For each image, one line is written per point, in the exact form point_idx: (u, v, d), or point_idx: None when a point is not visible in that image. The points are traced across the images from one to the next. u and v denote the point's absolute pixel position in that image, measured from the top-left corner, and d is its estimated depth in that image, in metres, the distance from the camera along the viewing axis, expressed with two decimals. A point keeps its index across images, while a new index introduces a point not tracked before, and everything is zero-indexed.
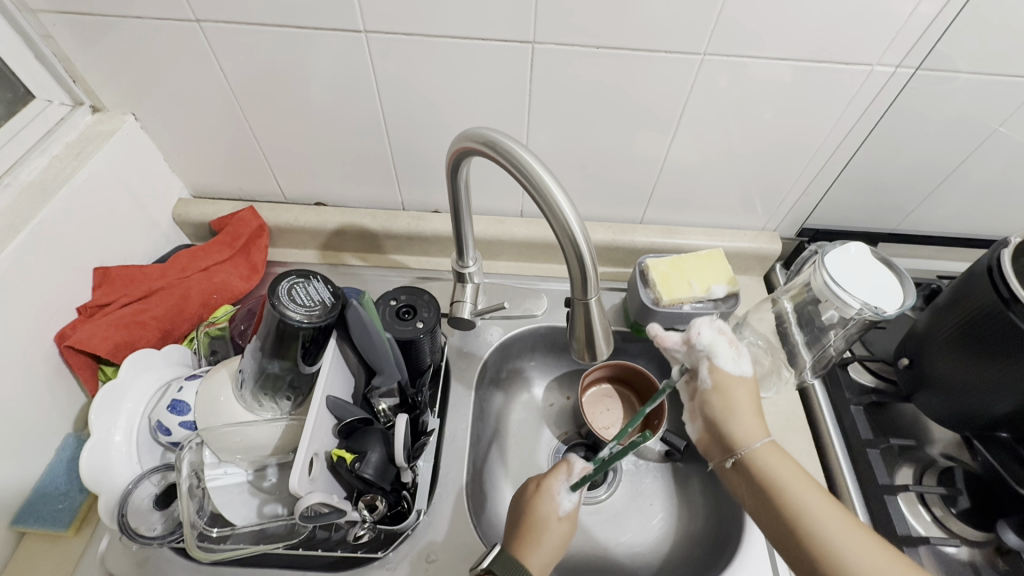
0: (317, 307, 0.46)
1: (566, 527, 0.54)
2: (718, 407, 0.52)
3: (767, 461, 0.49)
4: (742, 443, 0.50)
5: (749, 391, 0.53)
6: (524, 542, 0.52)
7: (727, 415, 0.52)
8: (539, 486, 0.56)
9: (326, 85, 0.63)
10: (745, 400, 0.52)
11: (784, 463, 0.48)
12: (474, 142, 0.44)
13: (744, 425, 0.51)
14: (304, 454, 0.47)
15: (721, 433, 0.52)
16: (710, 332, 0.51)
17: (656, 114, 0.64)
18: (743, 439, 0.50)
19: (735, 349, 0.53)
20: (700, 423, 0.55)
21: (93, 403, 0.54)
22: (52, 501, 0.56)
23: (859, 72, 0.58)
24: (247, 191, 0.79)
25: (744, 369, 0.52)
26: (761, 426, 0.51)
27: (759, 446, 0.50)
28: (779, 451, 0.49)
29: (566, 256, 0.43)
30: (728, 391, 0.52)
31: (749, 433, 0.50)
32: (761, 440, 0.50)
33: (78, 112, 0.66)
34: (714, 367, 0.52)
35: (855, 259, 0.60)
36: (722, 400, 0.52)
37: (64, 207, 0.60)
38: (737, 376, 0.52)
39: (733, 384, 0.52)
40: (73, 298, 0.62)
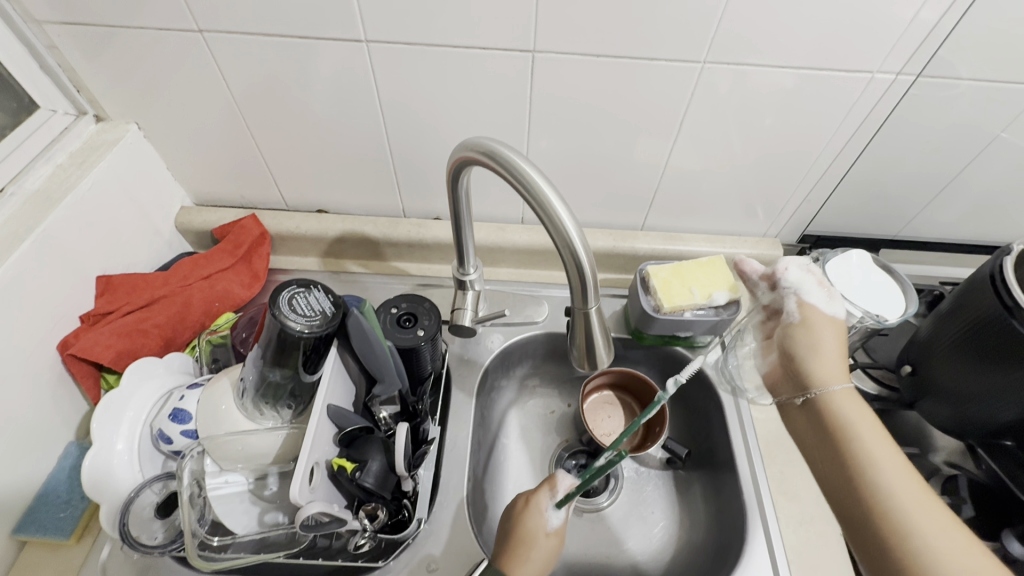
0: (318, 316, 0.47)
1: (553, 544, 0.55)
2: (801, 339, 0.54)
3: (839, 401, 0.49)
4: (820, 381, 0.51)
5: (837, 332, 0.54)
6: (513, 556, 0.52)
7: (814, 353, 0.53)
8: (527, 502, 0.57)
9: (330, 93, 0.63)
10: (830, 342, 0.53)
11: (852, 407, 0.49)
12: (474, 152, 0.44)
13: (822, 365, 0.52)
14: (304, 463, 0.47)
15: (797, 366, 0.54)
16: (797, 272, 0.56)
17: (656, 121, 0.64)
18: (820, 376, 0.51)
19: (825, 292, 0.56)
20: (773, 356, 0.58)
21: (95, 412, 0.54)
22: (54, 510, 0.56)
23: (859, 79, 0.58)
24: (249, 199, 0.80)
25: (836, 312, 0.55)
26: (845, 372, 0.51)
27: (836, 390, 0.50)
28: (852, 394, 0.50)
29: (566, 265, 0.43)
30: (818, 328, 0.54)
31: (830, 375, 0.51)
32: (840, 383, 0.50)
33: (82, 121, 0.66)
34: (804, 303, 0.54)
35: (857, 266, 0.60)
36: (801, 333, 0.54)
37: (67, 216, 0.60)
38: (827, 317, 0.54)
39: (824, 327, 0.54)
40: (76, 306, 0.62)
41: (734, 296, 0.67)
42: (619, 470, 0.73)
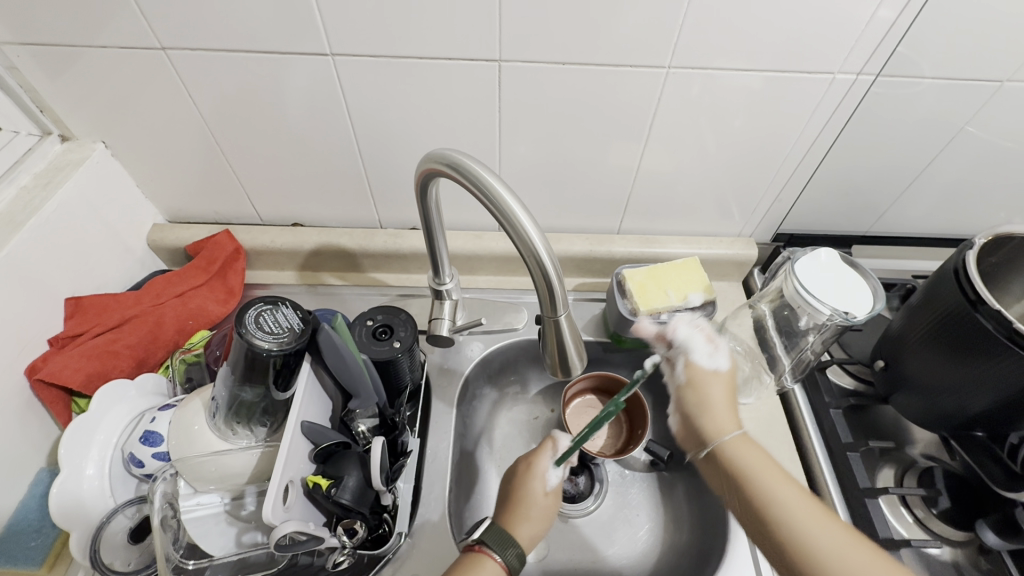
0: (286, 334, 0.46)
1: (552, 503, 0.55)
2: (691, 402, 0.53)
3: (733, 450, 0.49)
4: (712, 435, 0.50)
5: (725, 387, 0.53)
6: (514, 516, 0.53)
7: (701, 412, 0.52)
8: (528, 464, 0.57)
9: (299, 106, 0.63)
10: (720, 399, 0.52)
11: (750, 452, 0.48)
12: (439, 163, 0.44)
13: (715, 419, 0.51)
14: (278, 482, 0.46)
15: (692, 423, 0.53)
16: (685, 328, 0.55)
17: (625, 126, 0.64)
18: (715, 428, 0.50)
19: (710, 345, 0.54)
20: (674, 415, 0.55)
21: (64, 436, 0.53)
22: (24, 539, 0.55)
23: (821, 80, 0.59)
24: (222, 214, 0.79)
25: (718, 364, 0.54)
26: (733, 419, 0.51)
27: (730, 439, 0.50)
28: (747, 443, 0.49)
29: (532, 275, 0.43)
30: (703, 386, 0.53)
31: (721, 425, 0.50)
32: (731, 433, 0.50)
33: (47, 142, 0.65)
34: (690, 362, 0.54)
35: (827, 263, 0.61)
36: (693, 396, 0.53)
37: (31, 238, 0.59)
38: (711, 372, 0.53)
39: (710, 381, 0.53)
40: (44, 330, 0.61)
41: (709, 297, 0.67)
42: (604, 474, 0.72)
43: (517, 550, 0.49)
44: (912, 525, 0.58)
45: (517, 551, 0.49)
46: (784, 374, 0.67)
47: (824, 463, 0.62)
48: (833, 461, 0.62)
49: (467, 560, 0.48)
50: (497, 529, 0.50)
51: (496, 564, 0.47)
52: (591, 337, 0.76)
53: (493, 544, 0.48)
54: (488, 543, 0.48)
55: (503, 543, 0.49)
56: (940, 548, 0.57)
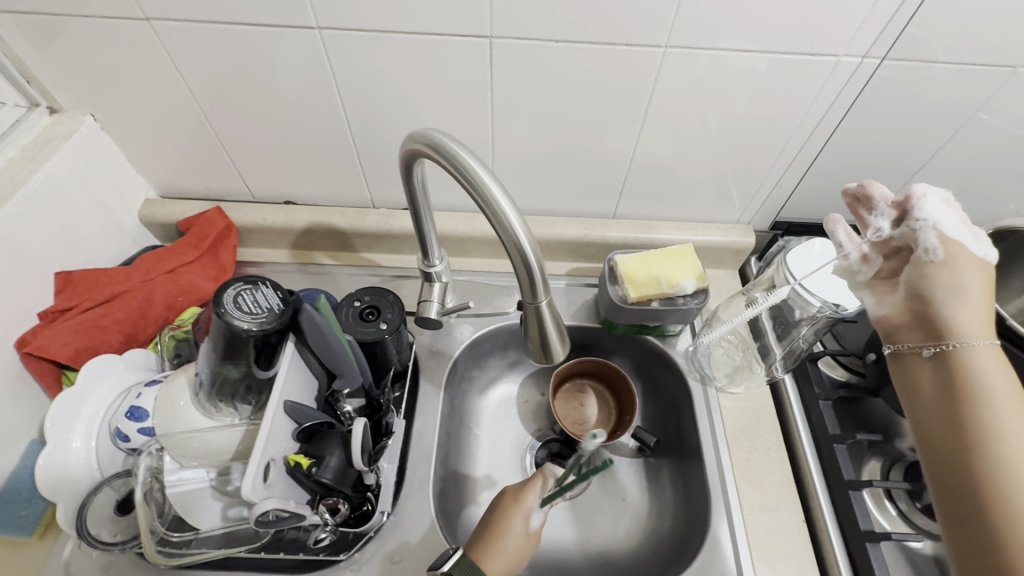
0: (265, 314, 0.45)
1: (529, 545, 0.56)
2: (943, 286, 0.45)
3: (982, 362, 0.41)
4: (961, 334, 0.42)
5: (984, 279, 0.45)
6: (488, 549, 0.53)
7: (955, 298, 0.44)
8: (519, 496, 0.57)
9: (289, 81, 0.62)
10: (977, 284, 0.44)
11: (998, 370, 0.41)
12: (421, 143, 0.43)
13: (968, 313, 0.43)
14: (259, 459, 0.46)
15: (931, 313, 0.44)
16: (938, 199, 0.47)
17: (621, 107, 0.62)
18: (965, 326, 0.42)
19: (971, 230, 0.46)
20: (895, 297, 0.48)
21: (50, 410, 0.53)
22: (14, 508, 0.56)
23: (825, 63, 0.57)
24: (214, 190, 0.78)
25: (985, 254, 0.45)
26: (991, 326, 0.42)
27: (979, 345, 0.42)
28: (999, 356, 0.42)
29: (513, 262, 0.42)
30: (967, 277, 0.44)
31: (981, 325, 0.42)
32: (985, 340, 0.42)
33: (35, 114, 0.65)
34: (947, 238, 0.45)
35: (949, 201, 0.48)
36: (948, 280, 0.44)
37: (19, 211, 0.59)
38: (972, 255, 0.45)
39: (972, 267, 0.44)
40: (34, 303, 0.61)
41: (701, 285, 0.66)
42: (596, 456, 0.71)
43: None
44: (895, 518, 0.59)
45: None
46: (774, 363, 0.67)
47: (810, 455, 0.62)
48: (820, 453, 0.62)
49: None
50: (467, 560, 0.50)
51: None
52: (582, 322, 0.76)
53: None
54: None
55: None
56: (923, 543, 0.57)
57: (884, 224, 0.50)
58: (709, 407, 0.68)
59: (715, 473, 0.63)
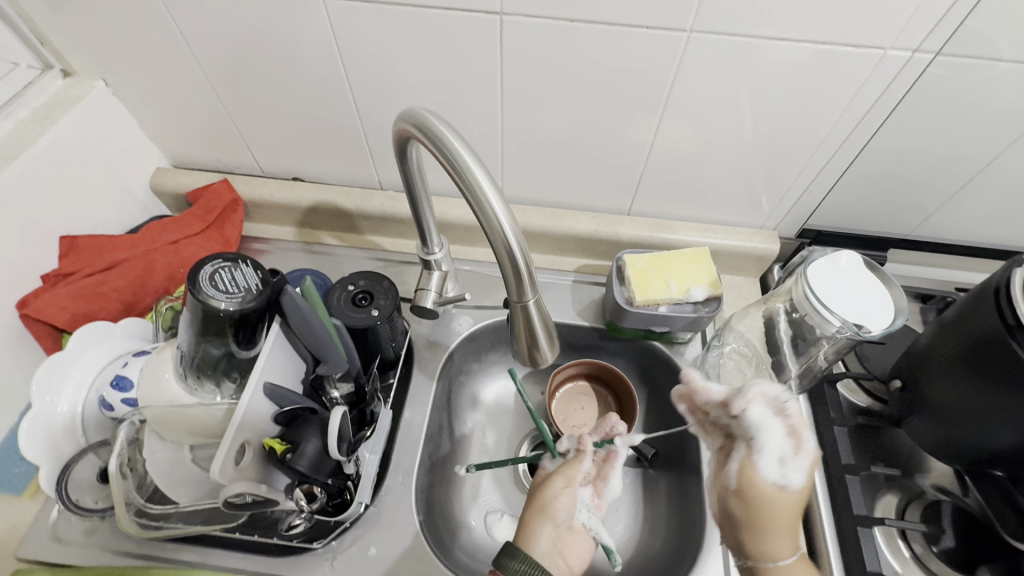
0: (242, 293, 0.44)
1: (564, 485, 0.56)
2: (739, 513, 0.48)
3: None
4: (763, 556, 0.48)
5: (784, 505, 0.47)
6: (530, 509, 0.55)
7: (748, 528, 0.48)
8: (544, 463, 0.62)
9: (294, 54, 0.60)
10: (771, 520, 0.47)
11: None
12: (408, 124, 0.41)
13: (779, 542, 0.47)
14: (231, 442, 0.45)
15: (733, 530, 0.49)
16: (762, 412, 0.46)
17: (640, 96, 0.58)
18: (768, 552, 0.48)
19: (793, 445, 0.46)
20: (711, 497, 0.52)
21: (37, 372, 0.53)
22: (9, 465, 0.58)
23: (869, 56, 0.51)
24: (224, 163, 0.77)
25: (789, 481, 0.46)
26: (790, 543, 0.48)
27: (782, 567, 0.47)
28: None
29: (498, 256, 0.40)
30: (767, 505, 0.47)
31: (779, 547, 0.47)
32: (788, 558, 0.48)
33: (47, 76, 0.65)
34: (748, 463, 0.47)
35: (782, 407, 0.47)
36: (744, 510, 0.48)
37: (24, 172, 0.59)
38: (773, 487, 0.46)
39: (769, 497, 0.47)
40: (37, 266, 0.62)
41: (714, 293, 0.62)
42: None
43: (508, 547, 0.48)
44: (907, 560, 0.53)
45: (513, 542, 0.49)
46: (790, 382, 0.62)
47: (819, 484, 0.57)
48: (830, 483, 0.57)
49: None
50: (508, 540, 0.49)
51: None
52: (586, 322, 0.72)
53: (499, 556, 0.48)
54: (498, 563, 0.47)
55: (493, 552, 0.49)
56: None
57: (716, 415, 0.51)
58: None
59: None
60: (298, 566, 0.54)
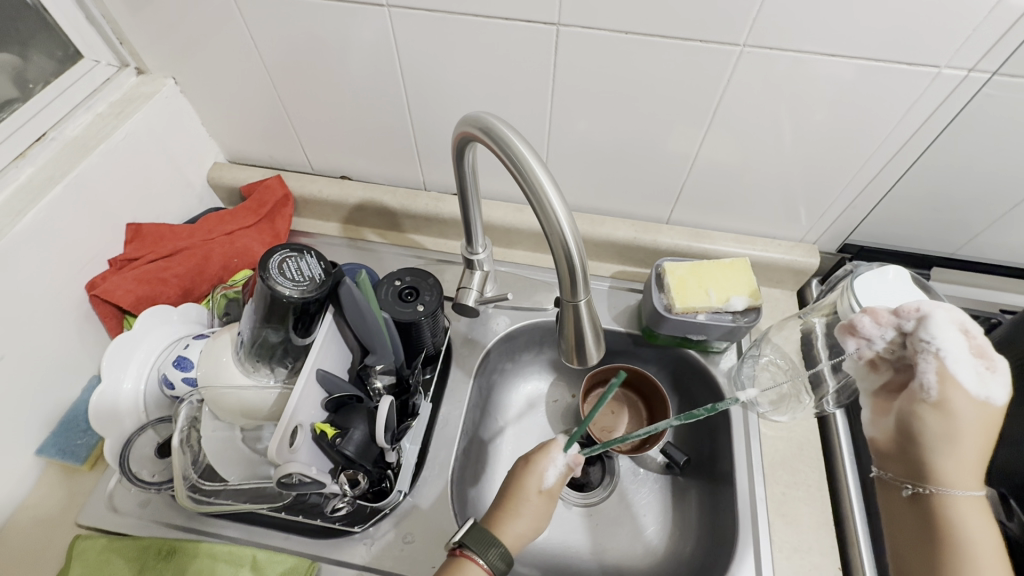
0: (307, 282, 0.47)
1: (544, 504, 0.54)
2: (924, 428, 0.44)
3: (965, 514, 0.42)
4: (944, 481, 0.43)
5: (982, 426, 0.42)
6: (505, 511, 0.53)
7: (944, 449, 0.43)
8: (527, 462, 0.56)
9: (354, 58, 0.63)
10: (971, 440, 0.42)
11: (981, 526, 0.42)
12: (473, 127, 0.43)
13: (960, 466, 0.42)
14: (287, 423, 0.48)
15: (917, 454, 0.44)
16: (945, 320, 0.43)
17: (688, 107, 0.59)
18: (954, 480, 0.42)
19: (986, 365, 0.42)
20: (889, 421, 0.47)
21: (108, 349, 0.58)
22: (73, 437, 0.61)
23: (923, 74, 0.51)
24: (277, 160, 0.81)
25: (991, 395, 0.42)
26: (979, 473, 0.43)
27: (964, 496, 0.42)
28: (985, 510, 0.43)
29: (555, 254, 0.42)
30: (961, 419, 0.42)
31: (972, 476, 0.42)
32: (972, 490, 0.42)
33: (123, 73, 0.69)
34: (942, 374, 0.43)
35: (964, 326, 0.44)
36: (940, 429, 0.43)
37: (100, 162, 0.63)
38: (974, 401, 0.42)
39: (968, 412, 0.42)
40: (106, 251, 0.66)
41: (753, 302, 0.62)
42: (615, 465, 0.71)
43: (501, 550, 0.49)
44: None
45: (497, 549, 0.49)
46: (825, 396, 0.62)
47: (855, 499, 0.58)
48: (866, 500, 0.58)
49: (451, 565, 0.48)
50: (480, 528, 0.50)
51: (479, 568, 0.48)
52: (621, 328, 0.73)
53: (477, 548, 0.48)
54: (485, 557, 0.48)
55: (484, 544, 0.49)
56: None
57: (882, 341, 0.48)
58: (749, 434, 0.64)
59: (746, 502, 0.60)
60: (339, 549, 0.56)
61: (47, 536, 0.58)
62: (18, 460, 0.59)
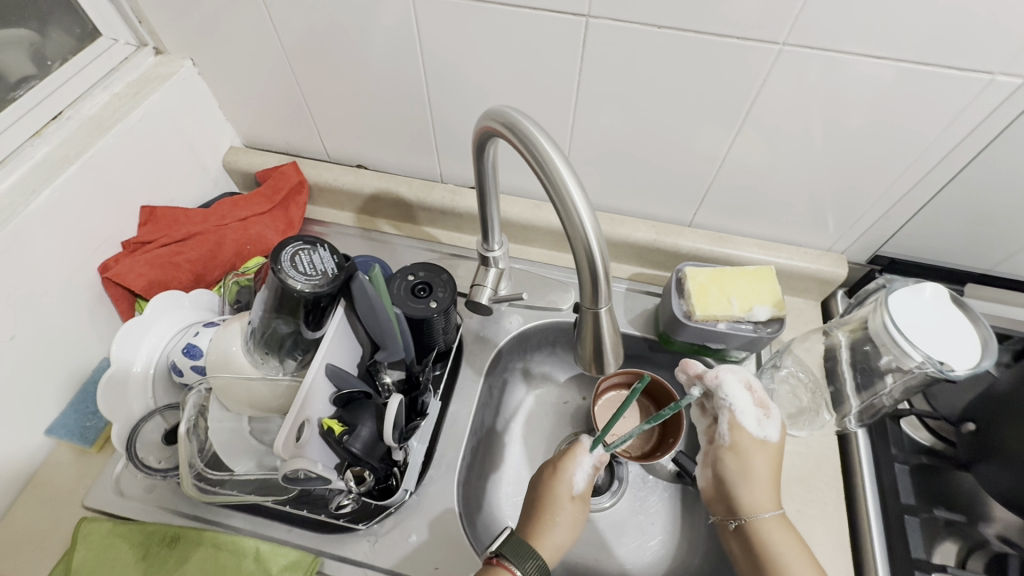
0: (319, 277, 0.46)
1: (579, 510, 0.54)
2: (731, 470, 0.53)
3: (771, 532, 0.50)
4: (749, 510, 0.51)
5: (768, 458, 0.53)
6: (539, 522, 0.53)
7: (742, 481, 0.52)
8: (554, 469, 0.56)
9: (375, 45, 0.61)
10: (762, 470, 0.52)
11: (787, 540, 0.50)
12: (496, 122, 0.42)
13: (757, 493, 0.51)
14: (294, 418, 0.47)
15: (730, 492, 0.52)
16: (730, 378, 0.54)
17: (719, 107, 0.57)
18: (753, 505, 0.51)
19: (762, 411, 0.53)
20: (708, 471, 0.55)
21: (118, 333, 0.57)
22: (82, 418, 0.61)
23: (974, 81, 0.48)
24: (293, 146, 0.80)
25: (767, 435, 0.53)
26: (773, 495, 0.52)
27: (767, 517, 0.50)
28: (787, 530, 0.51)
29: (577, 257, 0.40)
30: (748, 454, 0.52)
31: (768, 499, 0.51)
32: (769, 512, 0.51)
33: (142, 53, 0.68)
34: (735, 424, 0.53)
35: (746, 383, 0.55)
36: (734, 466, 0.53)
37: (116, 143, 0.62)
38: (757, 441, 0.53)
39: (754, 451, 0.53)
40: (119, 233, 0.65)
41: (777, 313, 0.60)
42: (624, 472, 0.70)
43: (538, 561, 0.48)
44: None
45: (535, 562, 0.47)
46: (848, 415, 0.59)
47: (875, 520, 0.55)
48: (886, 522, 0.55)
49: (487, 573, 0.47)
50: (516, 540, 0.48)
51: None
52: (637, 332, 0.71)
53: (512, 557, 0.47)
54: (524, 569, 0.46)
55: (522, 555, 0.47)
56: None
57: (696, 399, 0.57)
58: None
59: None
60: (342, 544, 0.56)
61: (53, 517, 0.58)
62: (28, 440, 0.59)
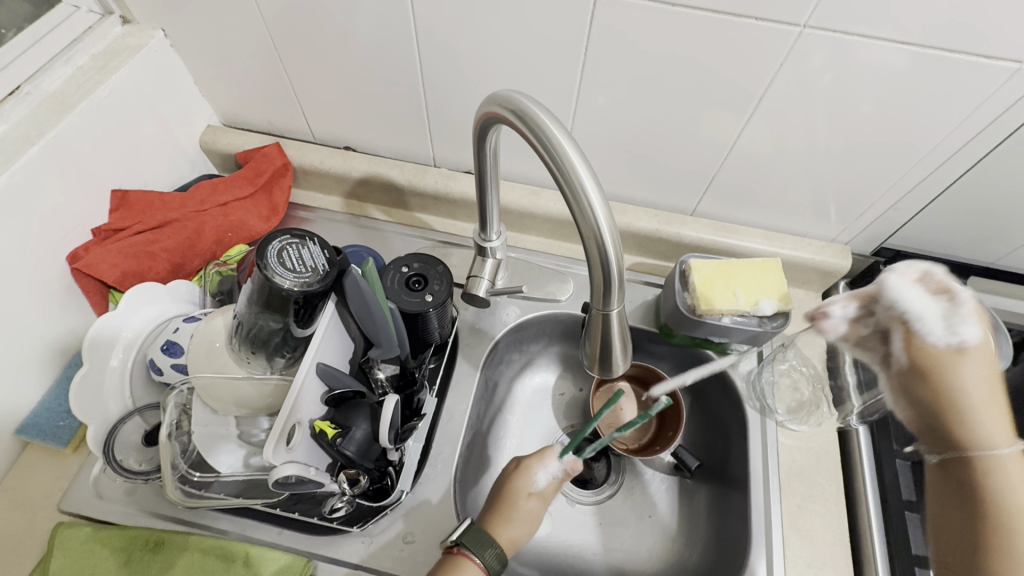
0: (309, 273, 0.43)
1: (537, 507, 0.51)
2: (936, 400, 0.45)
3: (1002, 469, 0.43)
4: (977, 445, 0.44)
5: (990, 391, 0.44)
6: (495, 513, 0.50)
7: (968, 414, 0.44)
8: (516, 463, 0.54)
9: (364, 17, 0.56)
10: (983, 393, 0.44)
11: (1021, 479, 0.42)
12: (503, 108, 0.38)
13: (986, 425, 0.44)
14: (285, 421, 0.44)
15: (938, 419, 0.46)
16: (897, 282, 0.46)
17: (731, 92, 0.54)
18: (982, 437, 0.44)
19: (946, 301, 0.45)
20: (907, 403, 0.48)
21: (90, 328, 0.54)
22: (54, 418, 0.58)
23: (1000, 70, 0.46)
24: (276, 126, 0.75)
25: (967, 335, 0.43)
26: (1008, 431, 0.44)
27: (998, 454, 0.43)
28: None
29: (588, 252, 0.38)
30: (962, 377, 0.44)
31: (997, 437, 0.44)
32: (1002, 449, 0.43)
33: (107, 22, 0.62)
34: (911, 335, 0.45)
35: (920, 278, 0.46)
36: (940, 389, 0.45)
37: (83, 122, 0.57)
38: (951, 351, 0.44)
39: (970, 368, 0.44)
40: (88, 219, 0.61)
41: (782, 308, 0.59)
42: (623, 465, 0.69)
43: (497, 550, 0.47)
44: None
45: (494, 551, 0.46)
46: (850, 413, 0.62)
47: (873, 515, 0.56)
48: (886, 516, 0.56)
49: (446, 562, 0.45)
50: (477, 528, 0.47)
51: (475, 568, 0.45)
52: (637, 324, 0.69)
53: (472, 546, 0.46)
54: (481, 555, 0.46)
55: (481, 543, 0.46)
56: None
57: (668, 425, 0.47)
58: (767, 442, 0.61)
59: (760, 517, 0.57)
60: (335, 546, 0.54)
61: (27, 521, 0.55)
62: None
